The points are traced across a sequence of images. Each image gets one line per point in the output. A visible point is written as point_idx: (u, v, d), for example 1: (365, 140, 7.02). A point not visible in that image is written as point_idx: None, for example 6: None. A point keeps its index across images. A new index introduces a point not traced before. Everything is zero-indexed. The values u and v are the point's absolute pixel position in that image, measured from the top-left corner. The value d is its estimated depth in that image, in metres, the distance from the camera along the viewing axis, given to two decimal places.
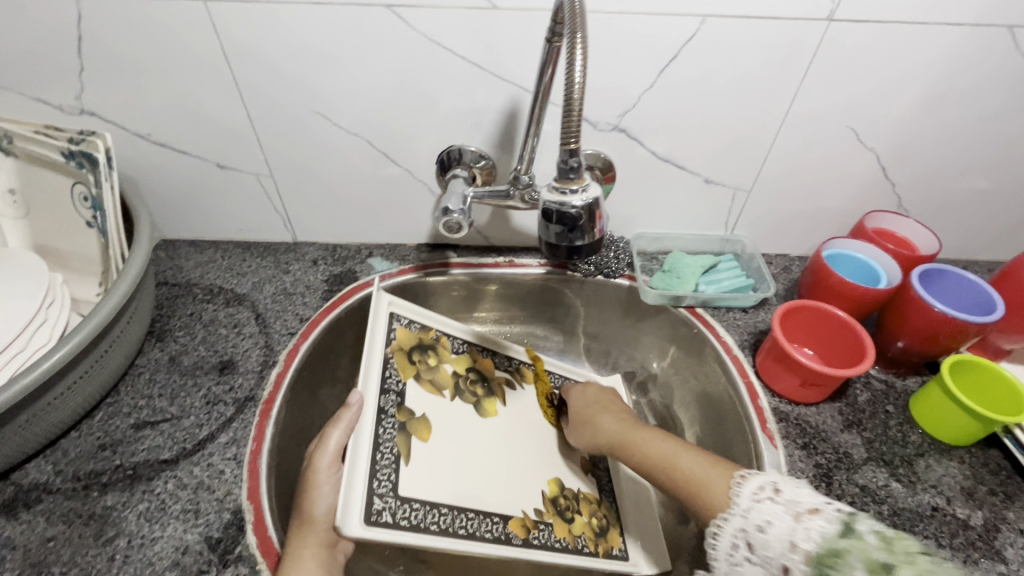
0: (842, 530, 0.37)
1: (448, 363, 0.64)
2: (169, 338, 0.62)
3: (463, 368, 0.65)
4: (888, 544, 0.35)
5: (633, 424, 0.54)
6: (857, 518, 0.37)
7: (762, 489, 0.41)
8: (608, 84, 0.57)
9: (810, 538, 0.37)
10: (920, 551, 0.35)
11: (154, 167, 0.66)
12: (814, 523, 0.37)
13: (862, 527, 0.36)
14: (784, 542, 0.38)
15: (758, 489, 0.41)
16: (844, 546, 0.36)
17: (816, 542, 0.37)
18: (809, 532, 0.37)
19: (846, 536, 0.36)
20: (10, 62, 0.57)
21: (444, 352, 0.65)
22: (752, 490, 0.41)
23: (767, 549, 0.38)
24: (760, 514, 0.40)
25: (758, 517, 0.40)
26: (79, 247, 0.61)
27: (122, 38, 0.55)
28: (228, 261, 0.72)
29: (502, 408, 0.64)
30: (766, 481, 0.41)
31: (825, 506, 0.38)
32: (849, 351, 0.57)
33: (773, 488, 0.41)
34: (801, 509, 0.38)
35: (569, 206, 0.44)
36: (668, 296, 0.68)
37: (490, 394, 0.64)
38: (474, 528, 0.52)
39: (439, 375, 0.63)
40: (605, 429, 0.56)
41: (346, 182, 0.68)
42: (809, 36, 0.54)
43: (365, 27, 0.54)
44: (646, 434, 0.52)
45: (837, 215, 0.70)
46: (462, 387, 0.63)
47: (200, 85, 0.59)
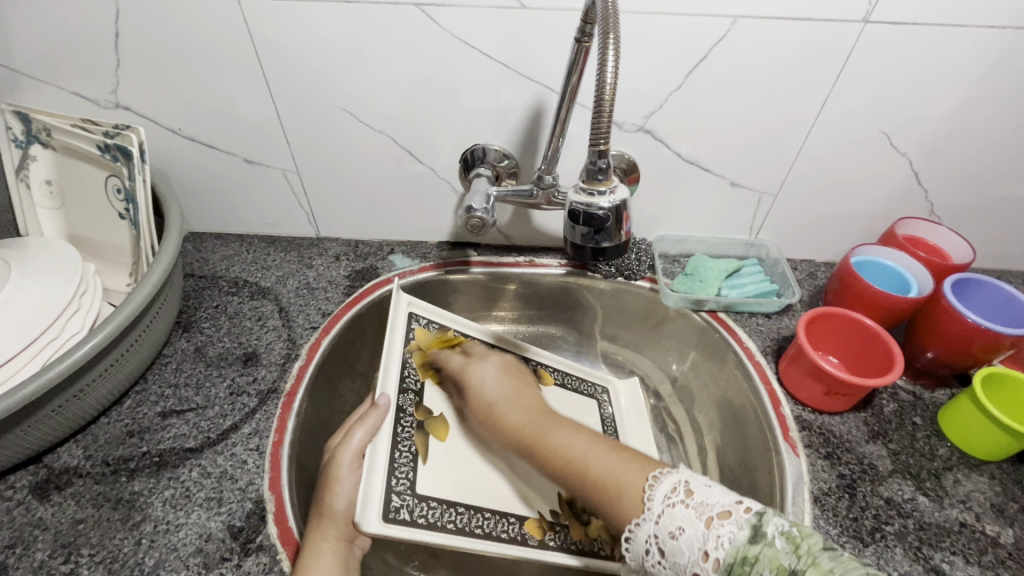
0: (752, 536, 0.34)
1: None
2: (194, 329, 0.64)
3: None
4: (795, 547, 0.34)
5: (541, 415, 0.49)
6: (768, 519, 0.34)
7: (674, 492, 0.36)
8: (635, 84, 0.57)
9: (720, 546, 0.33)
10: (821, 549, 0.34)
11: (183, 161, 0.68)
12: (724, 530, 0.34)
13: (770, 530, 0.34)
14: (694, 550, 0.34)
15: (670, 492, 0.36)
16: (754, 554, 0.33)
17: (727, 549, 0.33)
18: (720, 539, 0.34)
19: (756, 541, 0.33)
20: (50, 57, 0.59)
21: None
22: (664, 493, 0.36)
23: (679, 557, 0.34)
24: (672, 520, 0.35)
25: (670, 524, 0.35)
26: (111, 238, 0.63)
27: (157, 33, 0.56)
28: (252, 254, 0.73)
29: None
30: (678, 482, 0.37)
31: (735, 509, 0.35)
32: (874, 361, 0.56)
33: (686, 489, 0.36)
34: (711, 512, 0.35)
35: (596, 207, 0.44)
36: (689, 300, 0.67)
37: None
38: (490, 527, 0.52)
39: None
40: (517, 425, 0.50)
41: (370, 179, 0.68)
42: (843, 37, 0.53)
43: (393, 24, 0.55)
44: (555, 431, 0.46)
45: (866, 221, 0.68)
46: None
47: (230, 81, 0.60)
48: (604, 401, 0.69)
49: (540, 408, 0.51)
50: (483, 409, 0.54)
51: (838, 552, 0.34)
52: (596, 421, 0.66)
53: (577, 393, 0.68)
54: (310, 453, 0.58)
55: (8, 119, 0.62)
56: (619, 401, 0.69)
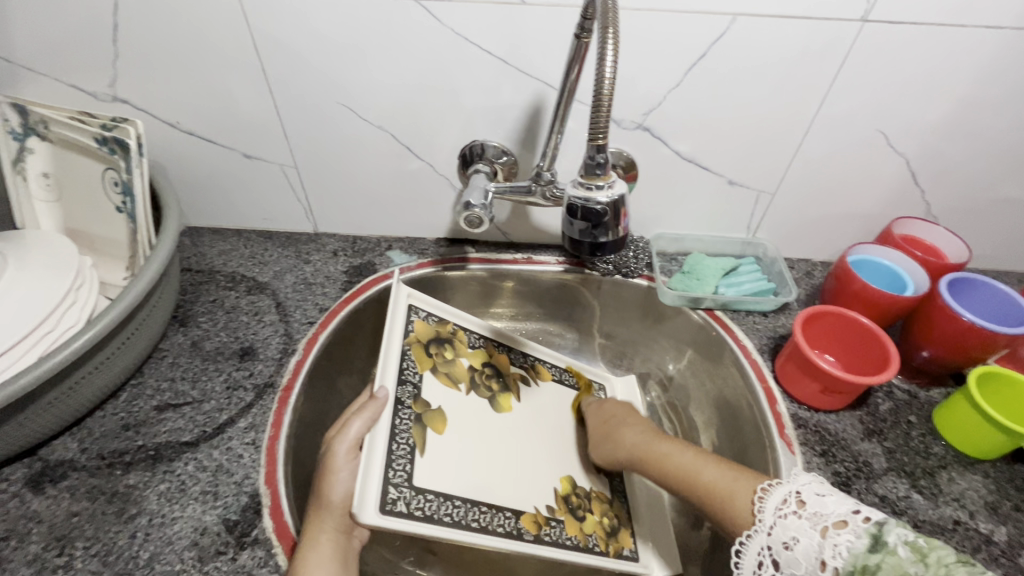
0: (871, 545, 0.36)
1: (464, 358, 0.64)
2: (191, 323, 0.64)
3: (479, 363, 0.65)
4: (920, 556, 0.35)
5: (656, 436, 0.55)
6: (890, 529, 0.36)
7: (786, 502, 0.41)
8: (634, 82, 0.57)
9: (839, 555, 0.37)
10: (956, 561, 0.35)
11: (182, 155, 0.68)
12: (841, 538, 0.37)
13: (890, 538, 0.36)
14: (812, 559, 0.38)
15: (781, 504, 0.41)
16: (875, 562, 0.35)
17: (847, 558, 0.36)
18: (838, 548, 0.37)
19: (876, 549, 0.36)
20: (47, 49, 0.59)
21: (461, 346, 0.65)
22: (775, 505, 0.41)
23: (795, 567, 0.39)
24: (786, 530, 0.40)
25: (783, 534, 0.39)
26: (109, 232, 0.63)
27: (157, 26, 0.56)
28: (250, 249, 0.73)
29: (517, 404, 0.64)
30: (788, 493, 0.41)
31: (852, 518, 0.38)
32: (872, 357, 0.56)
33: (798, 500, 0.40)
34: (827, 523, 0.38)
35: (595, 201, 0.44)
36: (687, 298, 0.67)
37: (505, 389, 0.64)
38: (486, 521, 0.52)
39: (455, 368, 0.63)
40: (628, 443, 0.56)
41: (369, 175, 0.68)
42: (841, 37, 0.53)
43: (393, 20, 0.55)
44: (671, 447, 0.52)
45: (863, 220, 0.69)
46: (478, 381, 0.63)
47: (229, 76, 0.60)
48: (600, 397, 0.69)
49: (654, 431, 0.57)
50: (601, 432, 0.61)
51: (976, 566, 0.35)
52: None
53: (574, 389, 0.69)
54: (306, 448, 0.58)
55: (6, 111, 0.62)
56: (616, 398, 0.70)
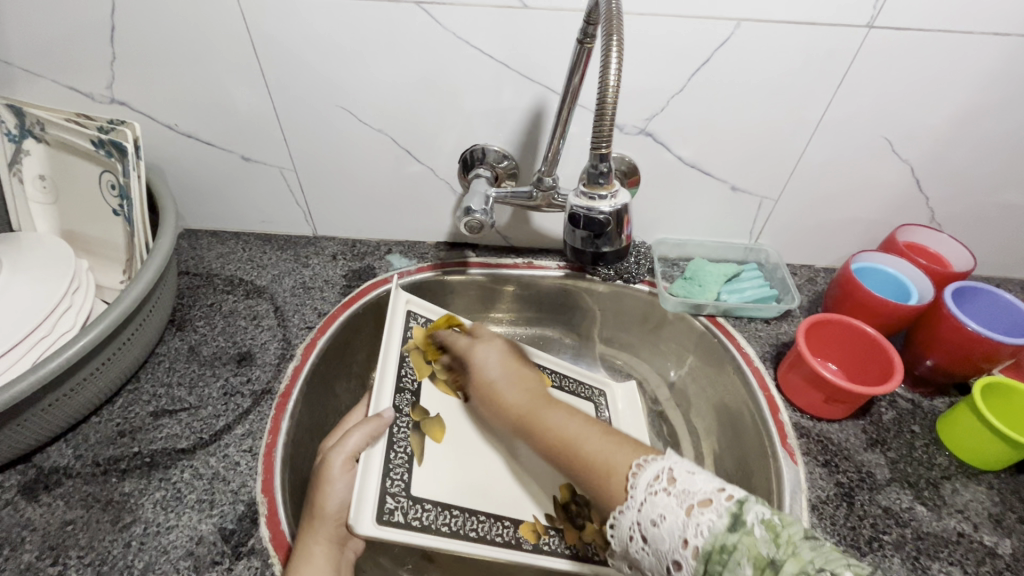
0: (730, 525, 0.34)
1: None
2: (188, 328, 0.63)
3: None
4: (773, 535, 0.33)
5: (542, 400, 0.51)
6: (749, 507, 0.34)
7: (657, 480, 0.37)
8: (636, 86, 0.56)
9: (699, 535, 0.34)
10: (803, 537, 0.33)
11: (179, 157, 0.67)
12: (704, 518, 0.34)
13: (750, 517, 0.34)
14: (675, 537, 0.34)
15: (653, 481, 0.37)
16: (732, 543, 0.33)
17: (707, 538, 0.33)
18: (699, 527, 0.34)
19: (734, 529, 0.33)
20: (43, 50, 0.58)
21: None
22: (646, 483, 0.37)
23: (659, 544, 0.35)
24: (654, 508, 0.36)
25: (651, 511, 0.36)
26: (105, 235, 0.62)
27: (154, 27, 0.56)
28: (248, 252, 0.73)
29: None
30: (660, 470, 0.38)
31: (716, 497, 0.35)
32: (875, 365, 0.56)
33: (669, 477, 0.37)
34: (693, 501, 0.35)
35: (597, 211, 0.44)
36: (689, 304, 0.67)
37: None
38: (484, 531, 0.52)
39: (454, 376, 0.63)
40: (512, 403, 0.53)
41: (368, 178, 0.68)
42: (847, 42, 0.52)
43: (393, 22, 0.54)
44: (556, 416, 0.48)
45: (866, 227, 0.68)
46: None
47: (227, 78, 0.59)
48: (599, 403, 0.68)
49: (538, 391, 0.53)
50: (483, 389, 0.56)
51: (821, 542, 0.33)
52: None
53: (573, 396, 0.67)
54: (304, 455, 0.57)
55: None
56: (617, 404, 0.69)
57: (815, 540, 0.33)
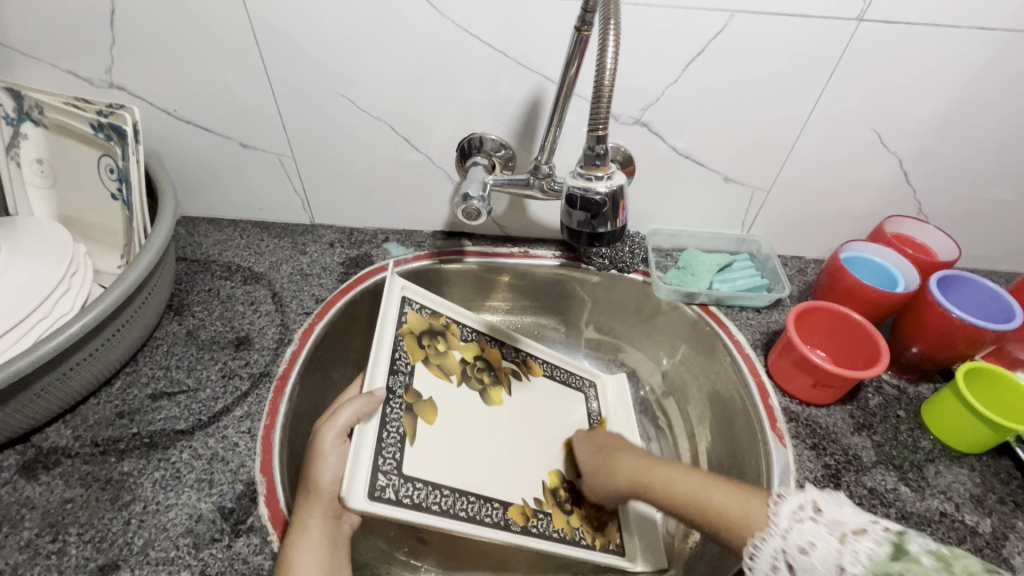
0: (894, 553, 0.33)
1: (456, 350, 0.65)
2: (186, 312, 0.63)
3: (470, 356, 0.65)
4: (945, 566, 0.32)
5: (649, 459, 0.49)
6: (910, 538, 0.34)
7: (802, 508, 0.37)
8: (633, 77, 0.57)
9: (859, 562, 0.33)
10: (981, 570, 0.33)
11: (178, 144, 0.67)
12: (862, 545, 0.34)
13: (913, 548, 0.33)
14: (831, 566, 0.34)
15: (797, 508, 0.37)
16: (897, 570, 0.33)
17: (866, 565, 0.33)
18: (858, 555, 0.34)
19: (897, 558, 0.33)
20: (43, 34, 0.58)
21: (453, 339, 0.65)
22: (790, 509, 0.37)
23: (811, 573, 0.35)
24: (801, 534, 0.36)
25: (800, 538, 0.36)
26: (104, 219, 0.63)
27: (153, 12, 0.56)
28: (246, 240, 0.73)
29: (508, 397, 0.64)
30: (806, 500, 0.37)
31: (871, 527, 0.35)
32: (861, 352, 0.57)
33: (814, 507, 0.37)
34: (846, 530, 0.35)
35: (594, 191, 0.44)
36: (681, 293, 0.68)
37: (496, 382, 0.65)
38: (473, 511, 0.53)
39: (448, 361, 0.63)
40: (622, 469, 0.50)
41: (367, 166, 0.68)
42: (838, 35, 0.54)
43: (394, 10, 0.54)
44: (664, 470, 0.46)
45: (855, 218, 0.69)
46: (469, 373, 0.64)
47: (227, 64, 0.60)
48: (590, 395, 0.70)
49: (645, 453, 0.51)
50: (597, 463, 0.55)
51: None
52: (584, 413, 0.68)
53: (565, 384, 0.69)
54: (302, 438, 0.58)
55: None
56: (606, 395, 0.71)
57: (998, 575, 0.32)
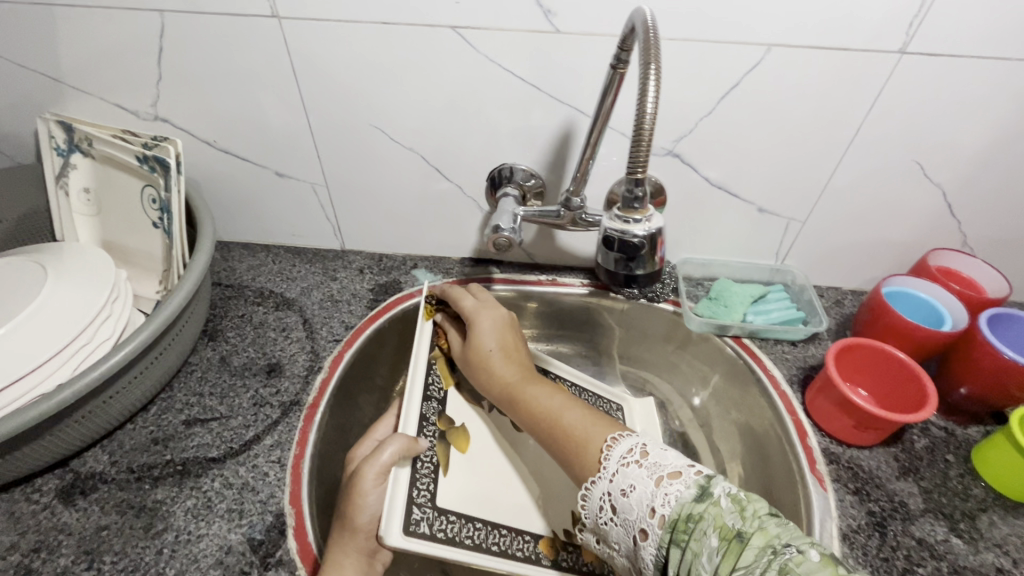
0: (698, 495, 0.38)
1: None
2: (220, 338, 0.64)
3: None
4: (739, 508, 0.37)
5: (527, 376, 0.55)
6: (716, 482, 0.39)
7: (630, 452, 0.42)
8: (666, 109, 0.57)
9: (666, 503, 0.38)
10: (769, 513, 0.37)
11: (216, 173, 0.69)
12: (672, 488, 0.39)
13: (716, 490, 0.38)
14: (643, 506, 0.39)
15: (625, 453, 0.43)
16: (698, 512, 0.37)
17: (673, 506, 0.38)
18: (667, 497, 0.38)
19: (702, 500, 0.38)
20: (96, 69, 0.61)
21: None
22: (620, 454, 0.43)
23: (628, 513, 0.40)
24: (626, 478, 0.41)
25: (622, 482, 0.41)
26: (145, 246, 0.65)
27: (198, 49, 0.58)
28: (278, 265, 0.74)
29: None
30: (634, 445, 0.43)
31: (686, 472, 0.40)
32: (906, 391, 0.55)
33: (641, 451, 0.42)
34: (663, 474, 0.40)
35: (632, 234, 0.44)
36: (714, 325, 0.66)
37: None
38: (506, 546, 0.52)
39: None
40: (500, 377, 0.55)
41: (397, 195, 0.69)
42: (879, 67, 0.52)
43: (427, 45, 0.55)
44: (540, 391, 0.53)
45: (896, 250, 0.67)
46: None
47: (265, 97, 0.61)
48: (618, 418, 0.67)
49: (526, 367, 0.56)
50: (477, 358, 0.57)
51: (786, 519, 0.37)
52: None
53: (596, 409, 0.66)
54: (330, 467, 0.58)
55: (52, 128, 0.64)
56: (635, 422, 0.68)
57: (782, 518, 0.36)
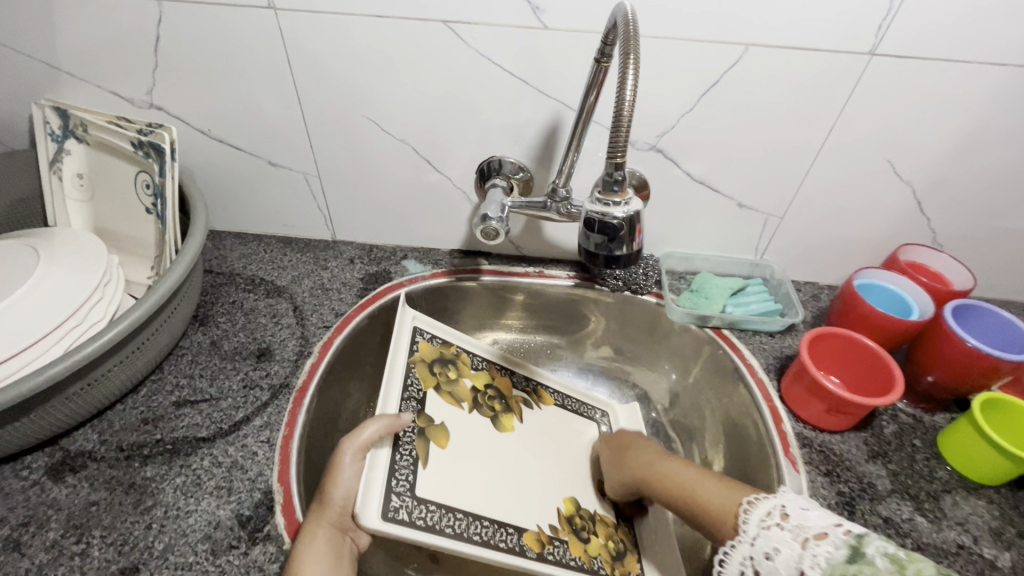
0: (849, 556, 0.36)
1: (467, 378, 0.66)
2: (211, 323, 0.65)
3: (481, 384, 0.66)
4: (898, 567, 0.35)
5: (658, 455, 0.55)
6: (869, 540, 0.37)
7: (770, 515, 0.41)
8: (650, 105, 0.59)
9: (817, 565, 0.37)
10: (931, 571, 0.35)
11: (211, 162, 0.70)
12: (820, 549, 0.38)
13: (870, 549, 0.36)
14: (792, 569, 0.38)
15: (765, 516, 0.42)
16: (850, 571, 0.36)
17: (825, 567, 0.37)
18: (817, 558, 0.37)
19: (854, 560, 0.36)
20: (93, 56, 0.62)
21: (464, 367, 0.67)
22: (760, 517, 0.42)
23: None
24: (767, 541, 0.40)
25: (766, 544, 0.40)
26: (138, 232, 0.66)
27: (195, 39, 0.59)
28: (270, 254, 0.75)
29: (520, 424, 0.65)
30: (773, 506, 0.42)
31: (832, 530, 0.38)
32: (875, 380, 0.57)
33: (782, 512, 0.41)
34: (808, 534, 0.39)
35: (612, 216, 0.45)
36: (695, 316, 0.68)
37: (507, 410, 0.65)
38: (487, 536, 0.53)
39: (459, 388, 0.64)
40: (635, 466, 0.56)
41: (389, 187, 0.71)
42: (852, 67, 0.55)
43: (421, 39, 0.57)
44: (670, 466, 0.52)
45: (869, 246, 0.70)
46: (481, 401, 0.65)
47: (261, 86, 0.63)
48: (602, 423, 0.70)
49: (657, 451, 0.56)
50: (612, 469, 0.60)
51: None
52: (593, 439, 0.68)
53: (575, 414, 0.70)
54: (318, 449, 0.59)
55: (47, 114, 0.64)
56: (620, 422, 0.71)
57: None
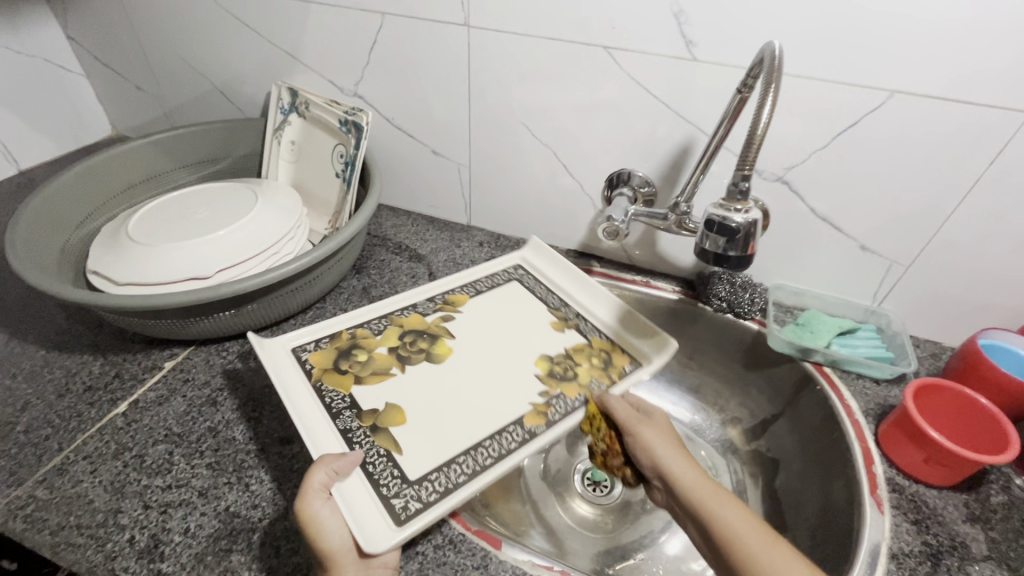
0: None
1: (377, 347, 0.63)
2: (365, 273, 0.80)
3: (393, 342, 0.64)
4: None
5: (708, 484, 0.48)
6: None
7: None
8: (783, 138, 0.63)
9: None
10: None
11: (388, 144, 0.86)
12: None
13: None
14: None
15: None
16: None
17: None
18: None
19: None
20: (324, 53, 0.80)
21: (369, 341, 0.64)
22: None
23: None
24: None
25: None
26: (326, 192, 0.82)
27: (401, 45, 0.74)
28: (416, 228, 0.89)
29: (453, 340, 0.65)
30: None
31: None
32: (985, 438, 0.56)
33: None
34: None
35: (732, 219, 0.50)
36: (796, 346, 0.69)
37: (432, 342, 0.65)
38: (497, 451, 0.53)
39: (376, 362, 0.61)
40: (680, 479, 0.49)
41: (525, 185, 0.81)
42: (1004, 125, 0.55)
43: (582, 61, 0.67)
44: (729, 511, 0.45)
45: (1005, 312, 0.67)
46: (404, 352, 0.63)
47: (440, 86, 0.76)
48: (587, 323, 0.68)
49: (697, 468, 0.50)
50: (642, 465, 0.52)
51: None
52: None
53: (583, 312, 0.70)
54: None
55: (282, 93, 0.84)
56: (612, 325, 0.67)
57: None
